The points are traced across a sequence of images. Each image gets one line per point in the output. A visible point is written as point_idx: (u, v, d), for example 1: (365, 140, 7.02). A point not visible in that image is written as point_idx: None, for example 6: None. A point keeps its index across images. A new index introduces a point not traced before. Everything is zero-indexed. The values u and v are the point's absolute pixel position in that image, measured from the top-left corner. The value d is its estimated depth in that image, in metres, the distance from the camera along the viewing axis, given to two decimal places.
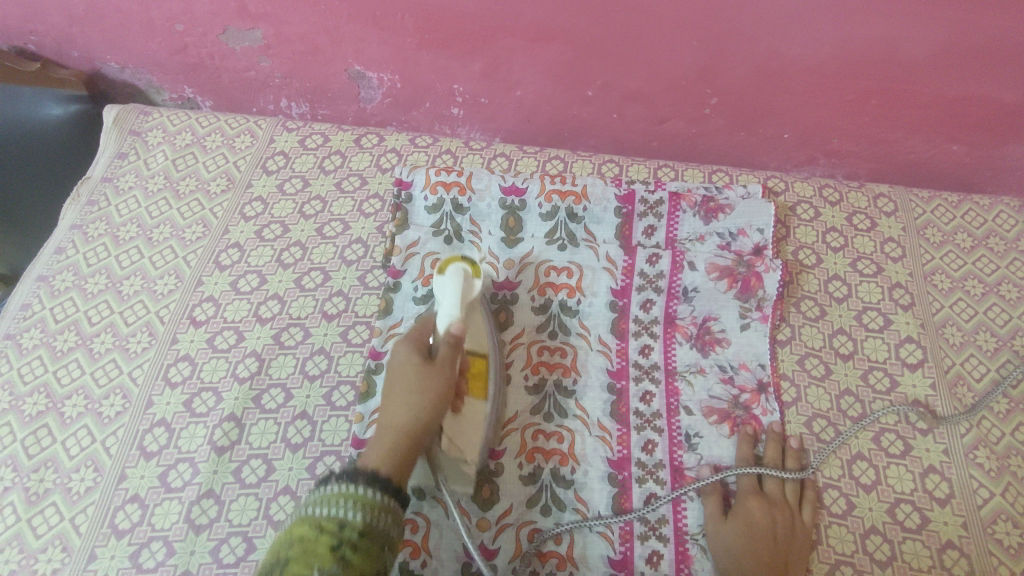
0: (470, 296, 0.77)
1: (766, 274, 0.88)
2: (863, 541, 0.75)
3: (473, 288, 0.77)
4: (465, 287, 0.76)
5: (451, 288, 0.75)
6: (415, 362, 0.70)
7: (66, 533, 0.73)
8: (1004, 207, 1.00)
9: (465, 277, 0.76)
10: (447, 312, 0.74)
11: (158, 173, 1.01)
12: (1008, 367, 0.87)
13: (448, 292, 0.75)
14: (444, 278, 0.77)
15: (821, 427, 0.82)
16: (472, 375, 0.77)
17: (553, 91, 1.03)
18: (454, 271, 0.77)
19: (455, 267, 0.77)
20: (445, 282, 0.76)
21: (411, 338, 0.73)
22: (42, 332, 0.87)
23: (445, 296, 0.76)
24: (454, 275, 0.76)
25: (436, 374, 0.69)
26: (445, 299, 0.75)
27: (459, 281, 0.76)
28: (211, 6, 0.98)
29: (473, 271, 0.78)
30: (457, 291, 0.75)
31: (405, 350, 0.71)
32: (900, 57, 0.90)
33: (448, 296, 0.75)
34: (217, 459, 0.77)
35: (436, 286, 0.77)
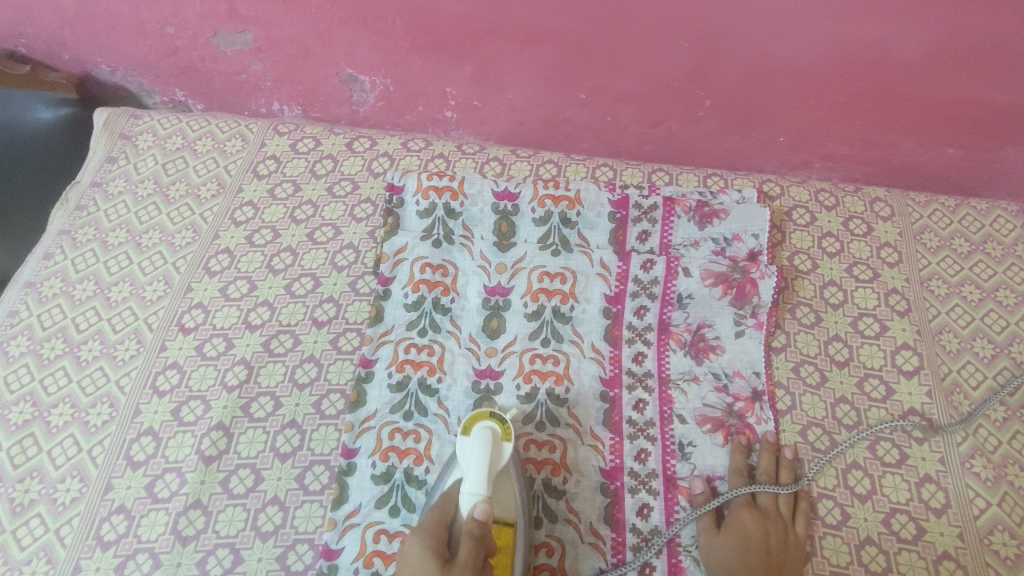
0: (497, 464, 0.71)
1: (761, 280, 0.87)
2: (858, 552, 0.74)
3: (498, 453, 0.71)
4: (493, 455, 0.70)
5: (476, 458, 0.70)
6: (432, 564, 0.62)
7: (51, 545, 0.72)
8: (1002, 212, 0.99)
9: (491, 439, 0.71)
10: (469, 492, 0.68)
11: (147, 177, 1.01)
12: (1005, 374, 0.86)
13: (473, 462, 0.69)
14: (471, 440, 0.71)
15: (816, 436, 0.81)
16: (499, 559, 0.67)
17: (546, 94, 1.02)
18: (479, 429, 0.72)
19: (480, 427, 0.72)
20: (468, 447, 0.71)
21: (427, 531, 0.66)
22: (29, 339, 0.86)
23: (469, 468, 0.69)
24: (479, 435, 0.71)
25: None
26: (469, 471, 0.69)
27: (486, 447, 0.70)
28: (201, 9, 0.97)
29: (500, 434, 0.72)
30: (481, 462, 0.69)
31: (421, 547, 0.64)
32: (894, 59, 0.89)
33: (472, 468, 0.69)
34: (205, 469, 0.76)
35: (460, 454, 0.71)
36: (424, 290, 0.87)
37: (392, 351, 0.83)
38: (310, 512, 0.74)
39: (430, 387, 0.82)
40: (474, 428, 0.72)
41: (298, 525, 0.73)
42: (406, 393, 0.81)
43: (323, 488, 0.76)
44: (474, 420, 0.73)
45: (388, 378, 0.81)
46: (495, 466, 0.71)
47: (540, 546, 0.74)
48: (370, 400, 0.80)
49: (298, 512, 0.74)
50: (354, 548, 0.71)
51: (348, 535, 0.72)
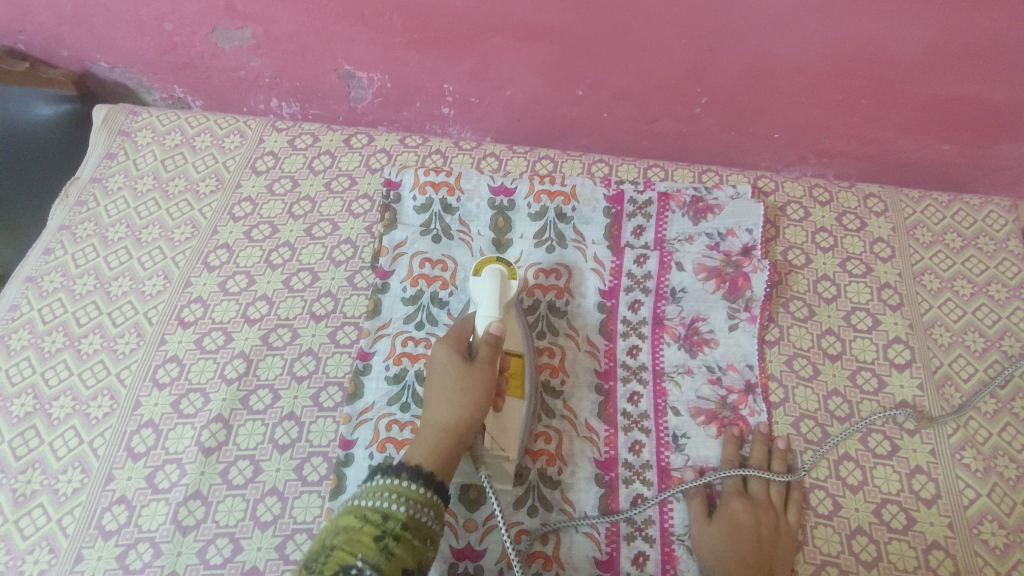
0: (508, 298, 0.76)
1: (754, 275, 0.88)
2: (849, 542, 0.75)
3: (509, 288, 0.76)
4: (502, 287, 0.75)
5: (488, 290, 0.74)
6: (456, 360, 0.69)
7: (53, 534, 0.73)
8: (994, 207, 0.99)
9: (500, 276, 0.76)
10: (485, 312, 0.72)
11: (147, 173, 1.01)
12: (996, 367, 0.87)
13: (487, 293, 0.74)
14: (481, 278, 0.76)
15: (808, 427, 0.82)
16: (512, 376, 0.77)
17: (543, 91, 1.03)
18: (489, 271, 0.76)
19: (490, 270, 0.77)
20: (481, 282, 0.76)
21: (449, 340, 0.71)
22: (30, 333, 0.87)
23: (483, 296, 0.74)
24: (489, 275, 0.76)
25: (477, 376, 0.68)
26: (483, 296, 0.74)
27: (495, 283, 0.75)
28: (199, 5, 0.98)
29: (510, 273, 0.78)
30: (493, 292, 0.74)
31: (445, 350, 0.70)
32: (889, 56, 0.90)
33: (486, 296, 0.74)
34: (204, 460, 0.77)
35: (473, 287, 0.76)
36: (421, 284, 0.88)
37: (390, 344, 0.84)
38: (308, 503, 0.75)
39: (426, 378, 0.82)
40: (485, 270, 0.77)
41: (296, 515, 0.74)
42: (403, 385, 0.82)
43: (322, 478, 0.77)
44: (485, 264, 0.79)
45: (386, 370, 0.82)
46: (506, 298, 0.76)
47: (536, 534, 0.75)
48: (367, 393, 0.81)
49: (296, 502, 0.75)
50: None
51: None
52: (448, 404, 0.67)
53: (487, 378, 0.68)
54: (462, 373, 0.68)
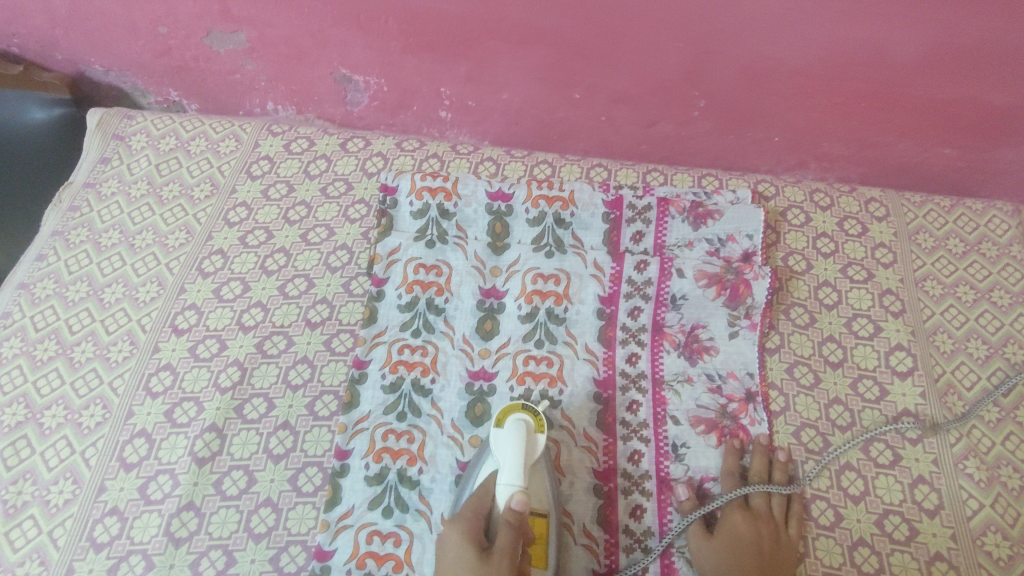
0: (532, 457, 0.72)
1: (755, 281, 0.87)
2: (851, 553, 0.74)
3: (532, 445, 0.73)
4: (527, 446, 0.72)
5: (510, 448, 0.71)
6: (472, 552, 0.63)
7: (44, 546, 0.72)
8: (996, 212, 0.98)
9: (523, 431, 0.73)
10: (505, 480, 0.69)
11: (141, 178, 1.00)
12: (999, 375, 0.86)
13: (510, 453, 0.70)
14: (504, 433, 0.73)
15: (809, 437, 0.81)
16: (534, 546, 0.71)
17: (541, 95, 1.02)
18: (512, 423, 0.73)
19: (512, 421, 0.74)
20: (503, 438, 0.72)
21: (468, 518, 0.67)
22: (22, 341, 0.86)
23: (504, 457, 0.71)
24: (512, 427, 0.73)
25: (495, 575, 0.61)
26: (504, 458, 0.71)
27: (519, 436, 0.72)
28: (193, 9, 0.97)
29: (534, 426, 0.74)
30: (514, 452, 0.71)
31: (460, 533, 0.65)
32: (889, 60, 0.89)
33: (508, 459, 0.70)
34: (198, 470, 0.76)
35: (494, 443, 0.73)
36: (417, 291, 0.87)
37: (386, 352, 0.83)
38: (303, 514, 0.74)
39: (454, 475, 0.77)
40: (507, 420, 0.74)
41: (291, 526, 0.73)
42: (399, 394, 0.81)
43: (316, 489, 0.76)
44: (507, 413, 0.75)
45: (382, 379, 0.81)
46: (530, 456, 0.72)
47: None
48: (363, 402, 0.80)
49: (291, 513, 0.74)
50: (348, 549, 0.71)
51: (340, 536, 0.72)
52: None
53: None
54: (477, 574, 0.61)
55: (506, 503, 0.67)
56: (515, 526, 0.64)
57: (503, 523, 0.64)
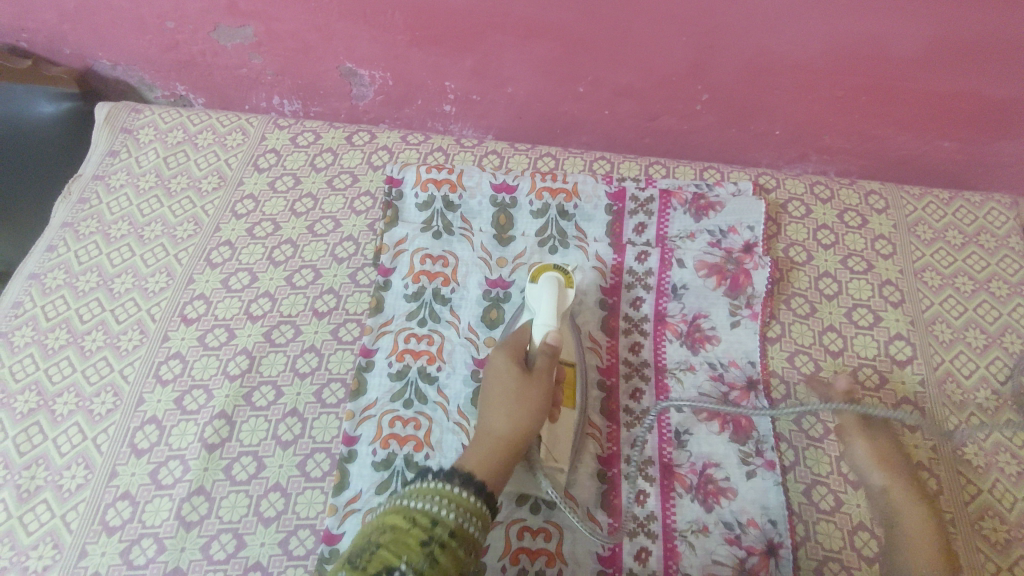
0: (564, 306, 0.78)
1: (755, 271, 0.89)
2: (851, 537, 0.75)
3: (564, 297, 0.78)
4: (558, 298, 0.77)
5: (544, 298, 0.77)
6: (515, 368, 0.71)
7: (57, 530, 0.73)
8: (994, 205, 1.00)
9: (557, 284, 0.78)
10: (541, 320, 0.75)
11: (149, 170, 1.02)
12: (996, 364, 0.87)
13: (545, 303, 0.76)
14: (538, 288, 0.79)
15: (809, 424, 0.83)
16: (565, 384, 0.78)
17: (544, 88, 1.03)
18: (545, 279, 0.79)
19: (545, 278, 0.79)
20: (537, 290, 0.79)
21: (509, 346, 0.74)
22: (33, 330, 0.87)
23: (539, 304, 0.77)
24: (545, 282, 0.79)
25: (535, 385, 0.70)
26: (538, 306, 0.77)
27: (552, 289, 0.78)
28: (201, 4, 0.98)
29: (566, 280, 0.80)
30: (549, 302, 0.76)
31: (503, 357, 0.73)
32: (889, 54, 0.90)
33: (542, 305, 0.77)
34: (208, 456, 0.77)
35: (529, 295, 0.80)
36: (424, 281, 0.88)
37: (393, 341, 0.84)
38: (311, 498, 0.75)
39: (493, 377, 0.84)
40: (541, 277, 0.80)
41: (300, 510, 0.75)
42: (406, 381, 0.82)
43: (325, 474, 0.77)
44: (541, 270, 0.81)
45: (388, 367, 0.83)
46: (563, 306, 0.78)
47: (538, 531, 0.75)
48: (370, 389, 0.81)
49: (299, 497, 0.75)
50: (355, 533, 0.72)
51: (349, 520, 0.73)
52: (507, 409, 0.68)
53: (544, 389, 0.70)
54: (520, 385, 0.69)
55: (542, 337, 0.73)
56: (551, 355, 0.72)
57: (540, 351, 0.72)
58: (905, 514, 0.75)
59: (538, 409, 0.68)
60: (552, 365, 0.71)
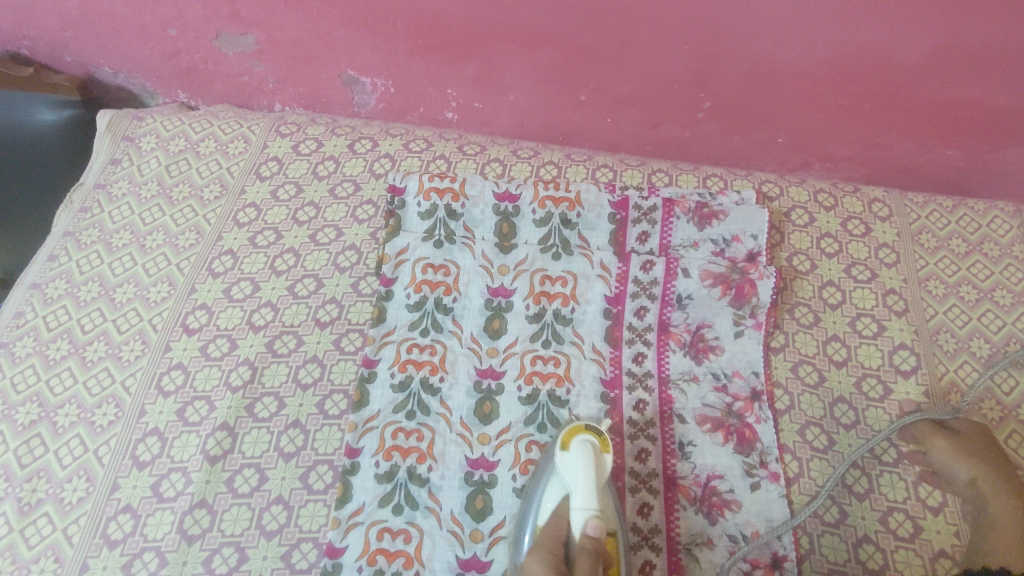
0: (603, 479, 0.71)
1: (760, 281, 0.88)
2: (856, 550, 0.75)
3: (602, 468, 0.71)
4: (596, 467, 0.70)
5: (580, 473, 0.70)
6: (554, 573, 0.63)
7: (59, 543, 0.73)
8: (998, 213, 0.99)
9: (593, 452, 0.71)
10: (579, 504, 0.68)
11: (151, 179, 1.01)
12: (1001, 374, 0.87)
13: (581, 474, 0.69)
14: (571, 456, 0.71)
15: (814, 435, 0.82)
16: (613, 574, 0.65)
17: (547, 96, 1.02)
18: (578, 445, 0.72)
19: (579, 444, 0.72)
20: (572, 458, 0.71)
21: (546, 545, 0.67)
22: (34, 340, 0.87)
23: (574, 478, 0.69)
24: (579, 449, 0.71)
25: None
26: (574, 481, 0.69)
27: (588, 461, 0.70)
28: (203, 11, 0.98)
29: (601, 447, 0.72)
30: (586, 476, 0.69)
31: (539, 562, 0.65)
32: (891, 61, 0.90)
33: (579, 480, 0.69)
34: (209, 468, 0.77)
35: (561, 464, 0.71)
36: (427, 291, 0.88)
37: (395, 352, 0.84)
38: (314, 511, 0.75)
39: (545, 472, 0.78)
40: (574, 442, 0.72)
41: (302, 524, 0.74)
42: (408, 393, 0.82)
43: (327, 487, 0.76)
44: (574, 433, 0.73)
45: (391, 378, 0.82)
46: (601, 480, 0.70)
47: None
48: (373, 400, 0.81)
49: (302, 511, 0.75)
50: (358, 546, 0.72)
51: (352, 533, 0.73)
52: None
53: None
54: None
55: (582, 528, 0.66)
56: (593, 551, 0.64)
57: (581, 547, 0.65)
58: (991, 499, 0.75)
59: None
60: (594, 563, 0.63)
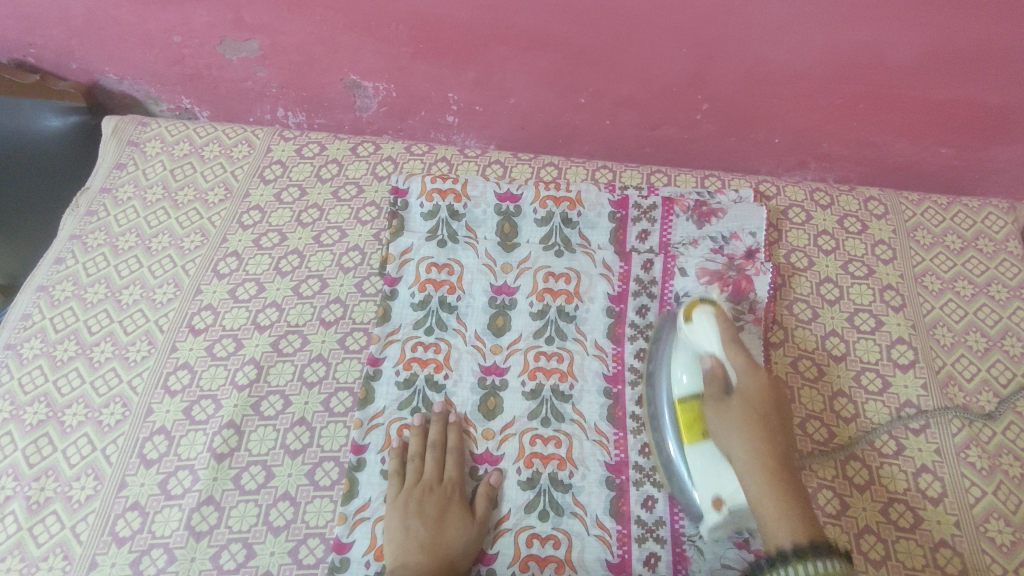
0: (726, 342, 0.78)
1: (757, 277, 0.89)
2: (857, 541, 0.76)
3: (727, 326, 0.78)
4: (726, 333, 0.78)
5: (710, 335, 0.77)
6: (433, 482, 0.76)
7: (67, 541, 0.73)
8: (992, 209, 1.01)
9: (715, 315, 0.79)
10: (727, 364, 0.76)
11: (156, 183, 1.03)
12: (998, 368, 0.88)
13: (721, 339, 0.77)
14: (705, 326, 0.78)
15: (814, 428, 0.83)
16: (692, 421, 0.76)
17: (547, 99, 1.04)
18: (700, 314, 0.79)
19: (702, 313, 0.79)
20: (699, 325, 0.78)
21: (431, 453, 0.78)
22: (41, 342, 0.88)
23: (711, 343, 0.77)
24: (703, 317, 0.79)
25: (453, 489, 0.77)
26: (703, 341, 0.78)
27: (714, 323, 0.78)
28: (208, 18, 1.00)
29: (721, 312, 0.80)
30: (714, 335, 0.77)
31: (428, 466, 0.77)
32: (883, 62, 0.91)
33: (717, 342, 0.77)
34: (216, 466, 0.77)
35: (692, 334, 0.79)
36: (430, 289, 0.89)
37: (400, 350, 0.85)
38: (321, 507, 0.76)
39: (562, 482, 0.78)
40: (695, 312, 0.79)
41: (309, 519, 0.75)
42: (413, 390, 0.83)
43: (333, 483, 0.77)
44: (692, 306, 0.80)
45: (396, 375, 0.83)
46: (727, 333, 0.77)
47: (547, 538, 0.75)
48: (378, 398, 0.82)
49: (309, 506, 0.76)
50: (364, 541, 0.73)
51: (358, 529, 0.74)
52: (434, 517, 0.73)
53: (459, 488, 0.77)
54: (441, 492, 0.76)
55: (744, 386, 0.74)
56: (743, 400, 0.73)
57: (745, 398, 0.73)
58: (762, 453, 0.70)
59: (455, 511, 0.74)
60: (461, 465, 0.78)
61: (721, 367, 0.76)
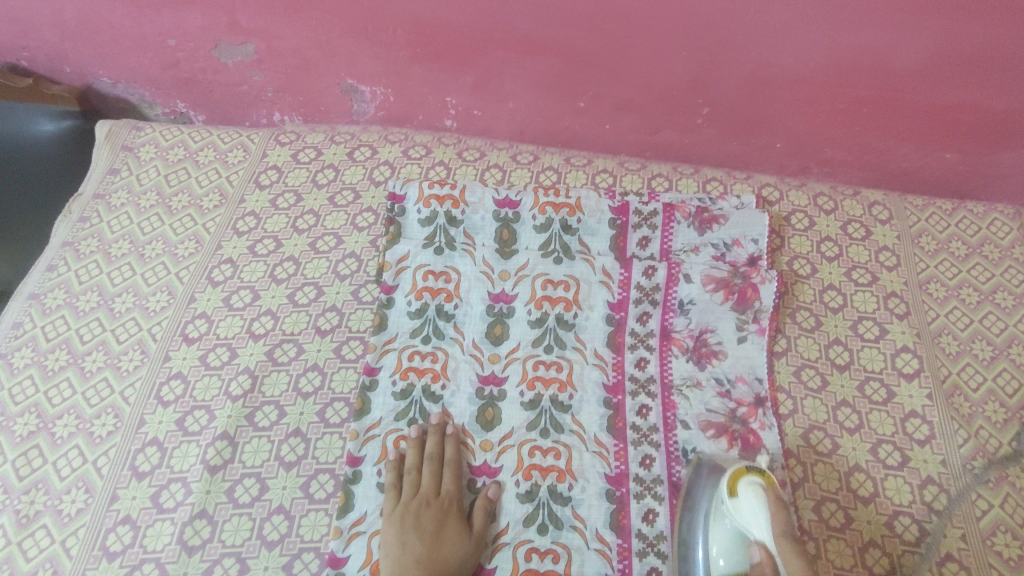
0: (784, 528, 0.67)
1: (762, 285, 0.88)
2: (862, 555, 0.74)
3: (780, 507, 0.67)
4: (779, 519, 0.66)
5: (757, 518, 0.67)
6: (429, 496, 0.75)
7: (57, 556, 0.72)
8: (998, 215, 1.00)
9: (765, 492, 0.68)
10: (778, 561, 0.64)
11: (150, 189, 1.01)
12: (1004, 377, 0.87)
13: (770, 526, 0.66)
14: (752, 504, 0.68)
15: (818, 438, 0.82)
16: None
17: (546, 103, 1.03)
18: (746, 488, 0.69)
19: (748, 489, 0.69)
20: (745, 502, 0.68)
21: (428, 465, 0.77)
22: (33, 351, 0.86)
23: (760, 528, 0.67)
24: (749, 491, 0.69)
25: (450, 503, 0.75)
26: (751, 524, 0.67)
27: (762, 502, 0.67)
28: (203, 21, 0.98)
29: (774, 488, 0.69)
30: (763, 518, 0.67)
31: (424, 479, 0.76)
32: (887, 66, 0.90)
33: (766, 527, 0.66)
34: (209, 478, 0.76)
35: (737, 512, 0.69)
36: (428, 298, 0.88)
37: (397, 360, 0.84)
38: (316, 521, 0.74)
39: (561, 495, 0.77)
40: (740, 485, 0.70)
41: (304, 534, 0.73)
42: (410, 400, 0.82)
43: (328, 496, 0.76)
44: (738, 477, 0.70)
45: (392, 386, 0.82)
46: (781, 521, 0.66)
47: (546, 552, 0.73)
48: (374, 408, 0.80)
49: (303, 520, 0.74)
50: (361, 555, 0.72)
51: (354, 543, 0.72)
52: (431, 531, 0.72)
53: (456, 501, 0.75)
54: (437, 507, 0.74)
55: None
56: None
57: None
58: None
59: (452, 525, 0.73)
60: (458, 477, 0.77)
61: (769, 560, 0.65)
